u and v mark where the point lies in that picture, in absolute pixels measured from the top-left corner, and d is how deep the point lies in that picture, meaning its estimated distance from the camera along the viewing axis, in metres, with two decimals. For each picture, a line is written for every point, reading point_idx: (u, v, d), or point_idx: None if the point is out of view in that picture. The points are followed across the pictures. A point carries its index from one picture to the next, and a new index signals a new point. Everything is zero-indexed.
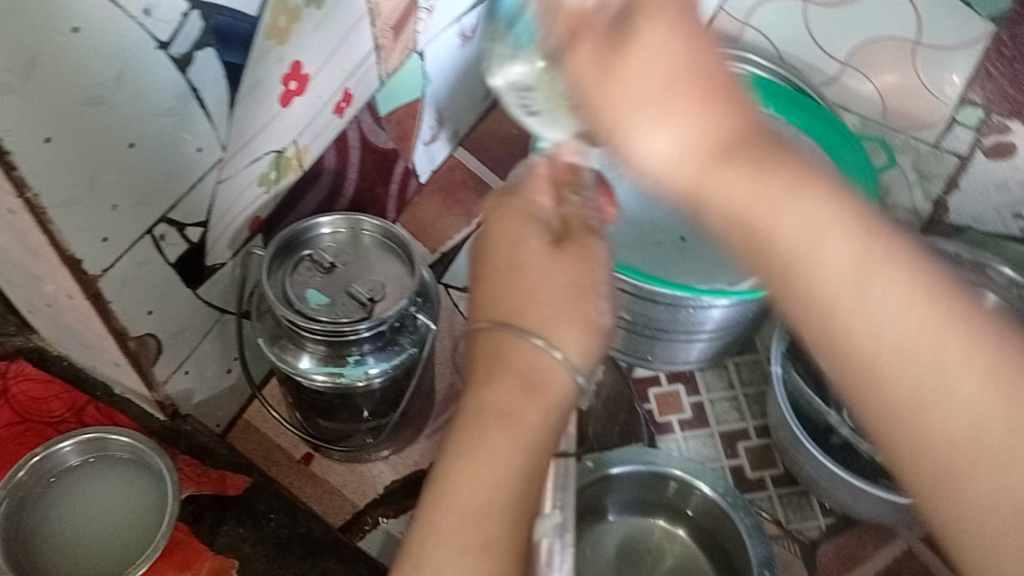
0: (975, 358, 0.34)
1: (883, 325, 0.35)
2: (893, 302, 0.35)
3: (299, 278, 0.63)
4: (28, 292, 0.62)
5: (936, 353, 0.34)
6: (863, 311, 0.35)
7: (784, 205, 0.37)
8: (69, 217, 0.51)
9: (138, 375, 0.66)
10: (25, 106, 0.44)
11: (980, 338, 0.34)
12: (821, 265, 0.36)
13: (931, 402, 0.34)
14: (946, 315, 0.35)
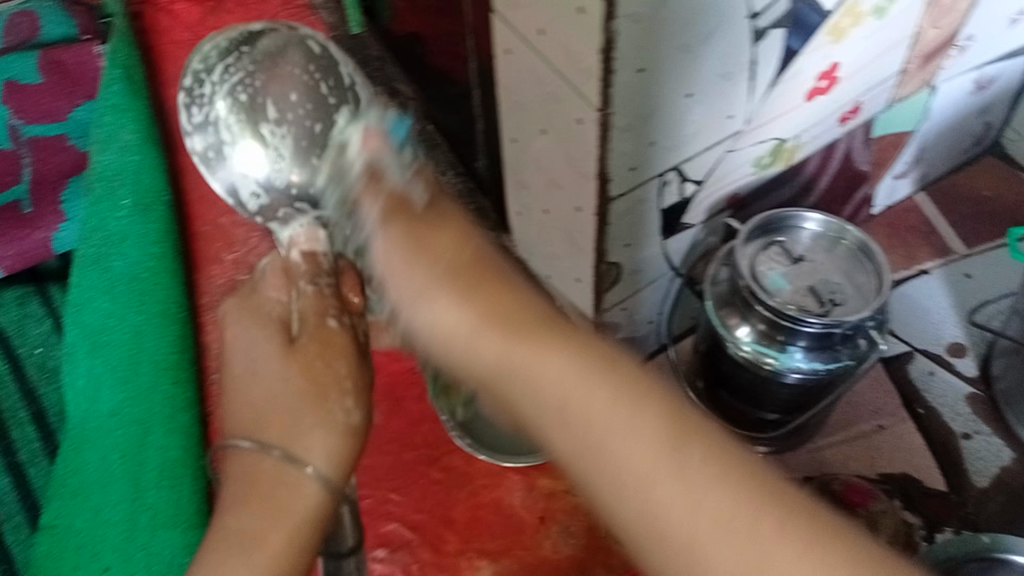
0: (693, 492, 0.36)
1: (621, 436, 0.38)
2: (622, 417, 0.38)
3: (768, 258, 0.67)
4: (530, 196, 0.71)
5: (710, 483, 0.36)
6: (607, 428, 0.38)
7: (481, 327, 0.43)
8: (621, 139, 0.58)
9: (591, 295, 0.72)
10: (640, 37, 0.51)
11: (723, 471, 0.36)
12: (555, 380, 0.40)
13: (629, 477, 0.37)
14: (690, 453, 0.37)
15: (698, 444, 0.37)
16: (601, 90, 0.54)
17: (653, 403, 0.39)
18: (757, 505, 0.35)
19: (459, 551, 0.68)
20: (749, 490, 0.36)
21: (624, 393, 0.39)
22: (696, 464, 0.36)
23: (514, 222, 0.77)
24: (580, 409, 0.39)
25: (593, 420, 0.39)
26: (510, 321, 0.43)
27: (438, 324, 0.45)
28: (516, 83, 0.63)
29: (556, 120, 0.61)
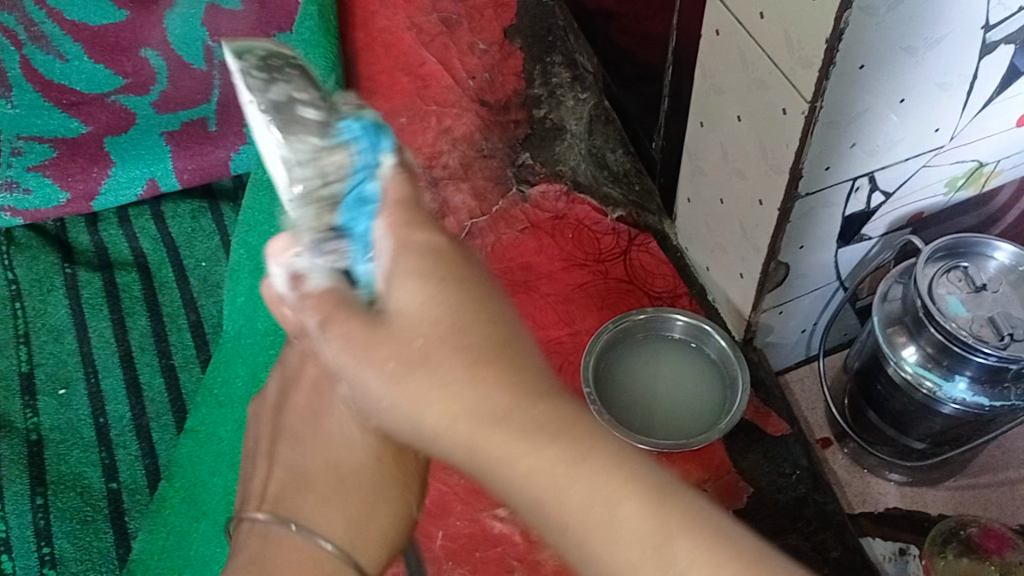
0: (630, 499, 0.31)
1: (563, 493, 0.31)
2: (584, 474, 0.31)
3: (948, 281, 0.64)
4: (710, 183, 0.70)
5: (613, 496, 0.31)
6: (586, 518, 0.31)
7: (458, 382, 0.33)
8: (824, 136, 0.56)
9: (753, 293, 0.71)
10: (871, 33, 0.50)
11: (676, 511, 0.31)
12: (543, 472, 0.31)
13: (587, 524, 0.31)
14: (652, 527, 0.31)
15: (687, 523, 0.31)
16: (818, 82, 0.52)
17: (594, 450, 0.32)
18: (695, 526, 0.31)
19: None
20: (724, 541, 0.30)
21: (617, 477, 0.31)
22: (651, 494, 0.31)
23: (682, 208, 0.77)
24: (552, 483, 0.31)
25: (590, 504, 0.31)
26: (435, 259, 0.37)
27: (425, 405, 0.34)
28: (719, 67, 0.63)
29: (756, 108, 0.60)
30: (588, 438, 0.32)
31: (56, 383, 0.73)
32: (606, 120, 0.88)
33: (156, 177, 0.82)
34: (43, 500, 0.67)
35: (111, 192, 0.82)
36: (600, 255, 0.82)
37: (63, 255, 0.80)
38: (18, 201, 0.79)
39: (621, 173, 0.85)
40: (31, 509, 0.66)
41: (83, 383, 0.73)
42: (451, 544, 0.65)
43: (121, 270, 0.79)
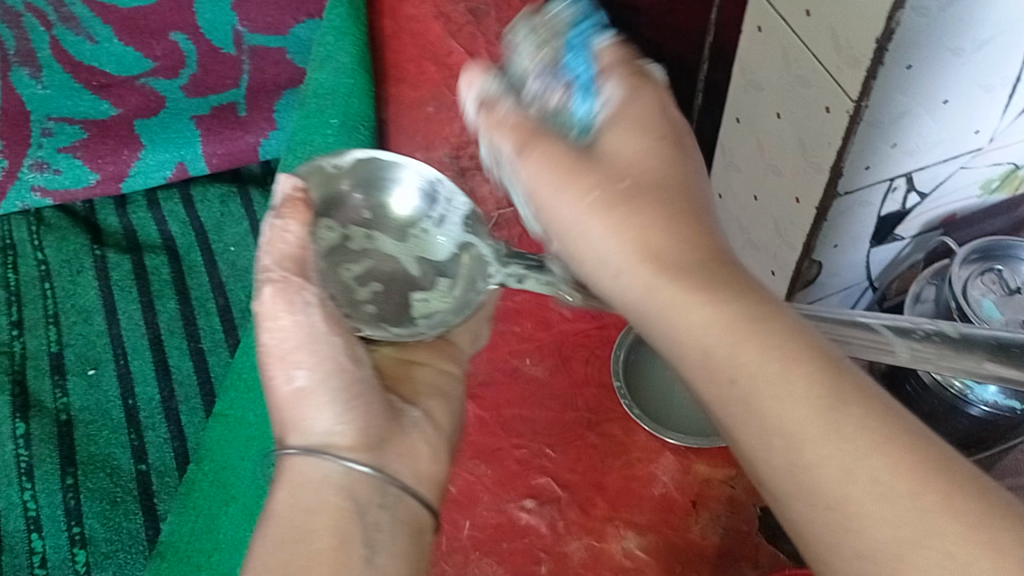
0: (813, 383, 0.32)
1: (773, 404, 0.33)
2: (775, 334, 0.34)
3: (982, 283, 0.64)
4: (744, 179, 0.70)
5: (804, 395, 0.32)
6: (769, 378, 0.33)
7: (651, 250, 0.37)
8: (866, 135, 0.56)
9: (783, 291, 0.71)
10: (920, 31, 0.50)
11: (842, 395, 0.32)
12: (731, 340, 0.34)
13: (789, 407, 0.32)
14: (848, 381, 0.33)
15: (868, 427, 0.31)
16: (864, 81, 0.52)
17: (781, 340, 0.34)
18: (886, 437, 0.31)
19: (606, 518, 0.66)
20: (901, 438, 0.31)
21: (801, 344, 0.33)
22: (830, 385, 0.32)
23: None
24: (740, 376, 0.34)
25: (779, 365, 0.33)
26: (652, 174, 0.40)
27: (647, 279, 0.37)
28: (759, 63, 0.63)
29: (796, 105, 0.60)
30: (783, 329, 0.34)
31: (86, 364, 0.73)
32: None
33: (186, 161, 0.84)
34: (73, 480, 0.67)
35: (140, 175, 0.83)
36: None
37: (92, 237, 0.80)
38: (49, 181, 0.81)
39: None
40: (62, 488, 0.66)
41: (112, 364, 0.73)
42: (479, 534, 0.65)
43: (150, 253, 0.79)
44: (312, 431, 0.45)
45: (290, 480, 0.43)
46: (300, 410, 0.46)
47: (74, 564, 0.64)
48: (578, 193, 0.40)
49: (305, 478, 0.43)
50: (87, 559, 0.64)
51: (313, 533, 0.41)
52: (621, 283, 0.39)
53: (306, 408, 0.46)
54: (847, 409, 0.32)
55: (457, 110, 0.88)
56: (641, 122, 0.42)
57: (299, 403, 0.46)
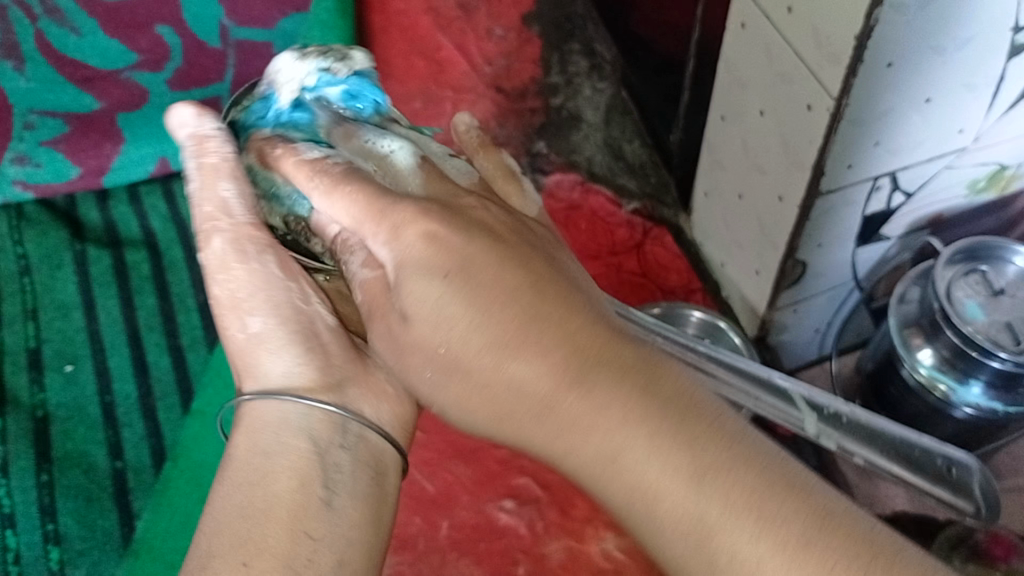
0: (668, 451, 0.31)
1: (612, 456, 0.33)
2: (609, 396, 0.33)
3: (965, 284, 0.63)
4: (728, 177, 0.69)
5: (650, 453, 0.32)
6: (631, 460, 0.32)
7: (503, 343, 0.36)
8: (848, 133, 0.55)
9: (768, 291, 0.70)
10: (902, 29, 0.49)
11: (715, 455, 0.31)
12: (578, 414, 0.33)
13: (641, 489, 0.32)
14: (713, 433, 0.32)
15: (716, 469, 0.31)
16: (844, 79, 0.51)
17: (629, 387, 0.33)
18: (761, 496, 0.30)
19: (585, 519, 0.65)
20: (744, 471, 0.31)
21: (645, 397, 0.33)
22: (635, 396, 0.33)
23: (698, 202, 0.76)
24: (588, 425, 0.33)
25: (614, 436, 0.32)
26: (464, 262, 0.38)
27: (460, 325, 0.37)
28: (743, 60, 0.62)
29: (780, 102, 0.59)
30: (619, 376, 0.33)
31: (64, 359, 0.72)
32: (624, 111, 0.87)
33: (168, 156, 0.83)
34: (48, 476, 0.66)
35: (122, 169, 0.82)
36: (614, 247, 0.81)
37: (73, 231, 0.79)
38: (29, 175, 0.79)
39: (637, 165, 0.84)
40: (37, 485, 0.65)
41: (89, 360, 0.72)
42: (456, 534, 0.65)
43: (131, 248, 0.79)
44: (280, 378, 0.47)
45: (254, 433, 0.45)
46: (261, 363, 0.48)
47: (47, 561, 0.63)
48: (425, 275, 0.38)
49: (263, 428, 0.45)
50: (61, 556, 0.63)
51: (273, 476, 0.43)
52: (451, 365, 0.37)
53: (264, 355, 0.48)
54: (703, 459, 0.31)
55: (445, 106, 0.89)
56: (424, 208, 0.40)
57: (252, 349, 0.48)
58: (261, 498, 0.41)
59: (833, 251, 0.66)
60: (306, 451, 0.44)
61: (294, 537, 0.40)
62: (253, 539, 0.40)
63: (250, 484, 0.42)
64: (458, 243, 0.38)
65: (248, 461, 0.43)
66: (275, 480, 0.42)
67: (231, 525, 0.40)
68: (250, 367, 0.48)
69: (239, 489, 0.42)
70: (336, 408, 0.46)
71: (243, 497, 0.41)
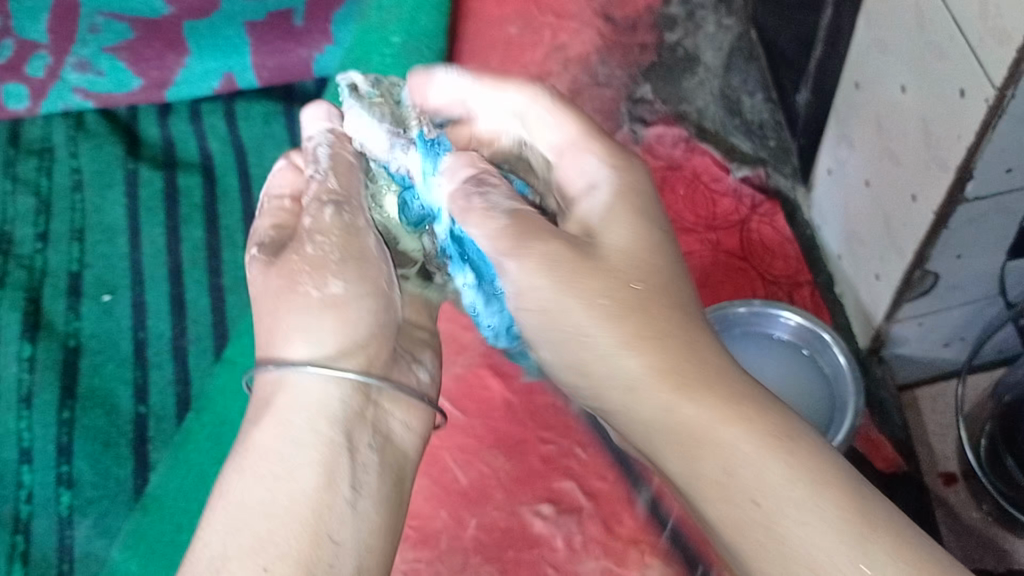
0: (826, 497, 0.32)
1: (767, 492, 0.33)
2: (753, 420, 0.35)
3: None
4: (855, 158, 0.57)
5: (809, 493, 0.32)
6: (794, 501, 0.32)
7: (665, 371, 0.36)
8: (1011, 133, 0.42)
9: (886, 299, 0.58)
10: None
11: (878, 525, 0.31)
12: (761, 457, 0.33)
13: (810, 518, 0.32)
14: (870, 501, 0.32)
15: (878, 524, 0.31)
16: (1012, 65, 0.38)
17: (803, 444, 0.34)
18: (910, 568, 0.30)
19: (631, 540, 0.57)
20: (899, 543, 0.31)
21: (779, 426, 0.34)
22: (798, 452, 0.34)
23: (819, 179, 0.64)
24: (755, 465, 0.33)
25: (771, 494, 0.33)
26: (626, 287, 0.38)
27: (620, 360, 0.37)
28: (888, 19, 0.49)
29: (925, 79, 0.46)
30: (762, 409, 0.35)
31: (102, 289, 0.69)
32: (750, 56, 0.73)
33: (234, 72, 0.76)
34: (70, 414, 0.63)
35: (185, 84, 0.76)
36: (713, 220, 0.68)
37: (129, 148, 0.75)
38: (91, 84, 0.75)
39: (756, 124, 0.71)
40: (57, 423, 0.63)
41: (128, 293, 0.68)
42: (484, 537, 0.58)
43: (185, 173, 0.74)
44: (314, 354, 0.43)
45: (270, 452, 0.40)
46: (286, 330, 0.43)
47: (57, 505, 0.60)
48: (604, 203, 0.42)
49: (259, 467, 0.39)
50: (72, 501, 0.61)
51: (301, 469, 0.40)
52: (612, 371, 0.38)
53: (305, 328, 0.43)
54: (820, 486, 0.33)
55: (542, 35, 0.78)
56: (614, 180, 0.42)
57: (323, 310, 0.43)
58: (288, 496, 0.39)
59: (973, 264, 0.53)
60: (339, 445, 0.41)
61: (317, 540, 0.38)
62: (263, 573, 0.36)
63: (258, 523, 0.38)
64: (600, 283, 0.38)
65: (238, 500, 0.38)
66: (304, 473, 0.40)
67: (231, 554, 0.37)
68: (277, 335, 0.43)
69: (236, 534, 0.37)
70: (361, 376, 0.43)
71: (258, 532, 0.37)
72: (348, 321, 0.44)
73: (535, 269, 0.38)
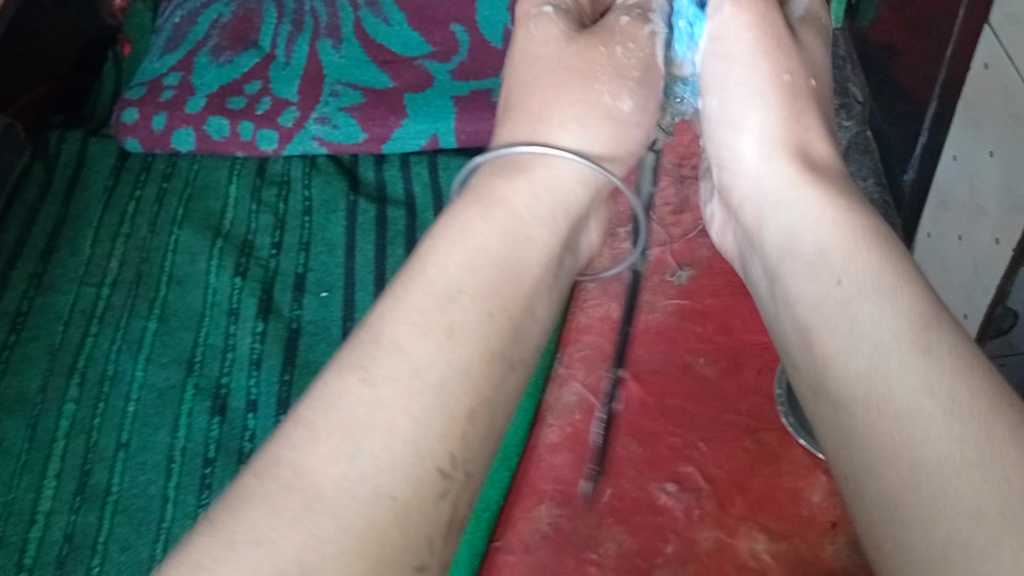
0: (921, 373, 0.36)
1: (879, 348, 0.38)
2: (881, 303, 0.39)
3: None
4: (952, 219, 0.69)
5: (960, 364, 0.36)
6: (892, 374, 0.37)
7: (819, 201, 0.46)
8: None
9: (971, 337, 0.68)
10: None
11: (999, 390, 0.35)
12: (884, 296, 0.39)
13: (910, 390, 0.36)
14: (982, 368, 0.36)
15: (968, 393, 0.35)
16: None
17: (918, 286, 0.40)
18: (1014, 437, 0.33)
19: (741, 518, 0.68)
20: (988, 393, 0.35)
21: (918, 292, 0.39)
22: (948, 339, 0.37)
23: (920, 244, 0.76)
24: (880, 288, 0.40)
25: (896, 345, 0.37)
26: (814, 164, 0.49)
27: (801, 203, 0.47)
28: (983, 100, 0.62)
29: (1011, 144, 0.59)
30: (907, 281, 0.40)
31: (321, 287, 0.85)
32: (865, 149, 0.87)
33: (438, 134, 0.94)
34: (288, 377, 0.79)
35: (400, 140, 0.94)
36: None
37: (350, 184, 0.93)
38: (327, 133, 0.94)
39: (867, 203, 0.83)
40: (280, 382, 0.79)
41: (342, 291, 0.85)
42: (617, 503, 0.69)
43: (393, 207, 0.91)
44: (577, 146, 0.51)
45: (497, 199, 0.46)
46: (561, 117, 0.51)
47: None
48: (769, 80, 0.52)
49: (464, 239, 0.44)
50: None
51: (454, 317, 0.41)
52: (788, 221, 0.47)
53: (558, 118, 0.52)
54: (926, 353, 0.37)
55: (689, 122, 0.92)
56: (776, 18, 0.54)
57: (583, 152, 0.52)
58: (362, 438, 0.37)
59: None
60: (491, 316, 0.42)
61: (466, 415, 0.39)
62: (448, 349, 0.40)
63: (434, 318, 0.41)
64: (835, 194, 0.46)
65: (436, 278, 0.42)
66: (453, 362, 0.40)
67: (350, 415, 0.37)
68: (476, 202, 0.47)
69: (426, 332, 0.40)
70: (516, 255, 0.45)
71: (439, 330, 0.40)
72: (553, 190, 0.49)
73: (777, 156, 0.50)
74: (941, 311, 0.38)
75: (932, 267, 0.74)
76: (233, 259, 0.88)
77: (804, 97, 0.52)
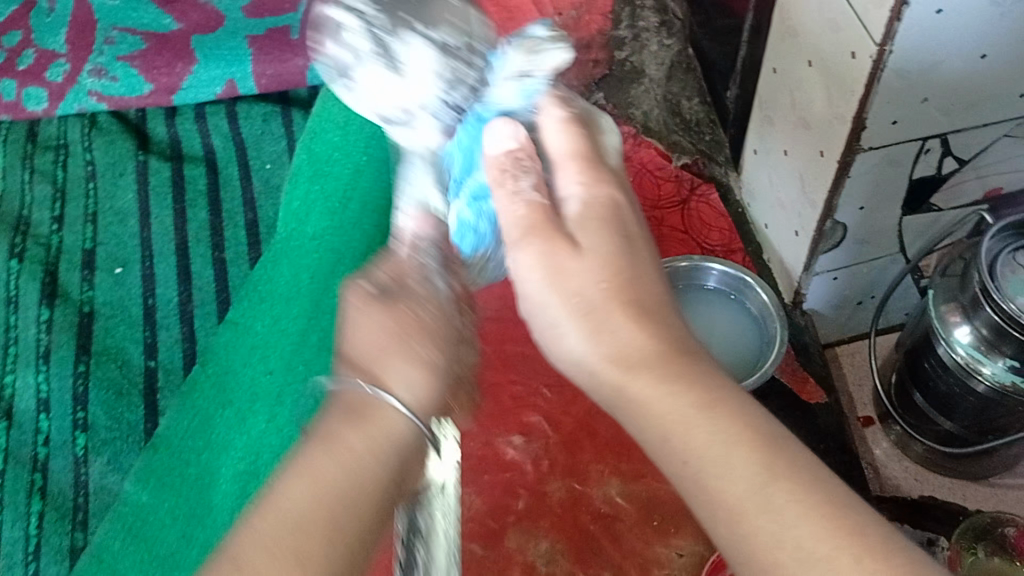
0: (817, 507, 0.32)
1: (754, 495, 0.33)
2: (718, 416, 0.36)
3: (1010, 267, 0.59)
4: (776, 135, 0.67)
5: (774, 481, 0.33)
6: (771, 508, 0.33)
7: (623, 355, 0.40)
8: (893, 87, 0.52)
9: (806, 253, 0.68)
10: None
11: (815, 488, 0.33)
12: (723, 446, 0.35)
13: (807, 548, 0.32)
14: (790, 463, 0.34)
15: (794, 482, 0.33)
16: (888, 22, 0.48)
17: (726, 402, 0.37)
18: (821, 501, 0.33)
19: None
20: (822, 491, 0.33)
21: (733, 407, 0.36)
22: (767, 440, 0.35)
23: (748, 160, 0.74)
24: (685, 426, 0.36)
25: (724, 455, 0.35)
26: (617, 284, 0.42)
27: (605, 334, 0.41)
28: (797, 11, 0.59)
29: (825, 52, 0.56)
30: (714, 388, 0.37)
31: (114, 262, 0.76)
32: (687, 67, 0.83)
33: (234, 79, 0.84)
34: (85, 367, 0.70)
35: (192, 89, 0.84)
36: (658, 203, 0.79)
37: (138, 143, 0.83)
38: (105, 87, 0.83)
39: (693, 122, 0.82)
40: (74, 374, 0.70)
41: (138, 265, 0.76)
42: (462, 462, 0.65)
43: (190, 165, 0.82)
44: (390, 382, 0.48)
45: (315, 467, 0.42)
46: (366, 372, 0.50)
47: (74, 445, 0.67)
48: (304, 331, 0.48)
49: (377, 433, 0.45)
50: (87, 442, 0.67)
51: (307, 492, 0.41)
52: (606, 370, 0.40)
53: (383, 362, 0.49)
54: (803, 480, 0.33)
55: None
56: None
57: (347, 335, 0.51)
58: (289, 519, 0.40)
59: (866, 219, 0.64)
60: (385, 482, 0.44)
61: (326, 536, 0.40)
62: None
63: (283, 543, 0.39)
64: (620, 326, 0.41)
65: (281, 512, 0.40)
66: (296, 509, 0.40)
67: None
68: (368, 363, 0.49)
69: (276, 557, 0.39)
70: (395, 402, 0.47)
71: (306, 490, 0.41)
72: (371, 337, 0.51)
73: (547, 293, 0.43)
74: (758, 414, 0.36)
75: (762, 182, 0.72)
76: (6, 239, 0.77)
77: (599, 244, 0.44)
